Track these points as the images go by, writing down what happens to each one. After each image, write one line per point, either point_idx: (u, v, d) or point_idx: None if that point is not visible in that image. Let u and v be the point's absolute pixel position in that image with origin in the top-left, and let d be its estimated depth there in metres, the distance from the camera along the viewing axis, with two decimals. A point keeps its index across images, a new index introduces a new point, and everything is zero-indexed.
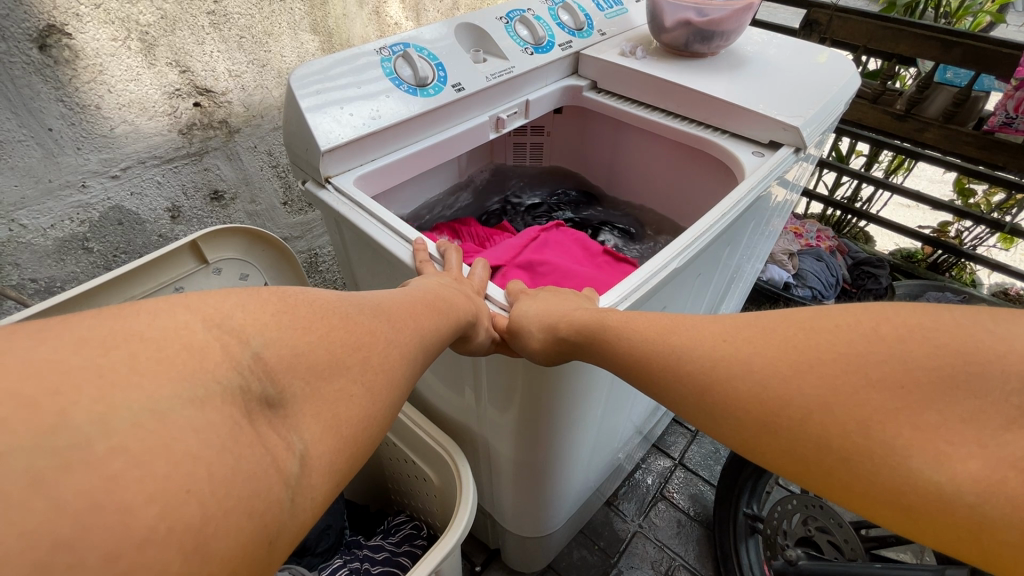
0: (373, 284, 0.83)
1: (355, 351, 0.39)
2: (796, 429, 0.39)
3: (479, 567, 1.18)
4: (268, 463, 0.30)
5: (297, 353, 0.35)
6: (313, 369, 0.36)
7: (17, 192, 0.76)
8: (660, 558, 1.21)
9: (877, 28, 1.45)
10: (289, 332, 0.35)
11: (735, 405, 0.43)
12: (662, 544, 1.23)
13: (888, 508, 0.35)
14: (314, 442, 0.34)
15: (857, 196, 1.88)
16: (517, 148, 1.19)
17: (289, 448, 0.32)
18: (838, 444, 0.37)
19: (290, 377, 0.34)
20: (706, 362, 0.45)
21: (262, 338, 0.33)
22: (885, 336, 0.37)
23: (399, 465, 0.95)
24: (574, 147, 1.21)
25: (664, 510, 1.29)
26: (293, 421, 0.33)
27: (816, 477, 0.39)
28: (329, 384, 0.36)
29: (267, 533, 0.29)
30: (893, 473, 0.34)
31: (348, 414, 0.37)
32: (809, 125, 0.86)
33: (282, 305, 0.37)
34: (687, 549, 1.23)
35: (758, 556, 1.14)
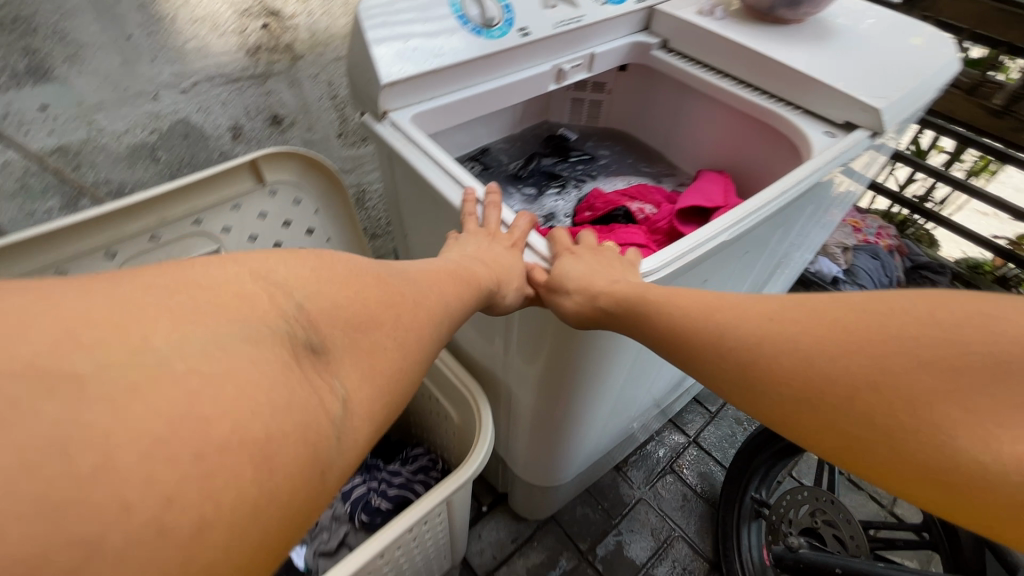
0: (426, 230, 0.85)
1: (389, 311, 0.41)
2: (839, 405, 0.40)
3: (486, 508, 1.24)
4: (316, 399, 0.31)
5: (335, 308, 0.37)
6: (352, 323, 0.37)
7: (96, 94, 0.81)
8: (660, 527, 1.24)
9: (994, 10, 1.34)
10: (329, 289, 0.38)
11: (778, 377, 0.44)
12: (664, 514, 1.26)
13: (927, 487, 0.36)
14: (354, 388, 0.35)
15: (930, 195, 1.76)
16: (575, 104, 1.17)
17: (334, 390, 0.33)
18: (884, 423, 0.37)
19: (332, 327, 0.36)
20: (753, 338, 0.46)
21: (304, 292, 0.36)
22: (935, 328, 0.37)
23: (423, 402, 1.00)
24: (634, 108, 1.17)
25: (671, 484, 1.31)
26: (332, 367, 0.34)
27: (858, 456, 0.39)
28: (365, 336, 0.38)
29: (316, 472, 0.29)
30: (936, 448, 0.35)
31: (384, 366, 0.38)
32: (893, 109, 0.80)
33: (319, 269, 0.38)
34: (688, 523, 1.25)
35: (759, 540, 1.15)
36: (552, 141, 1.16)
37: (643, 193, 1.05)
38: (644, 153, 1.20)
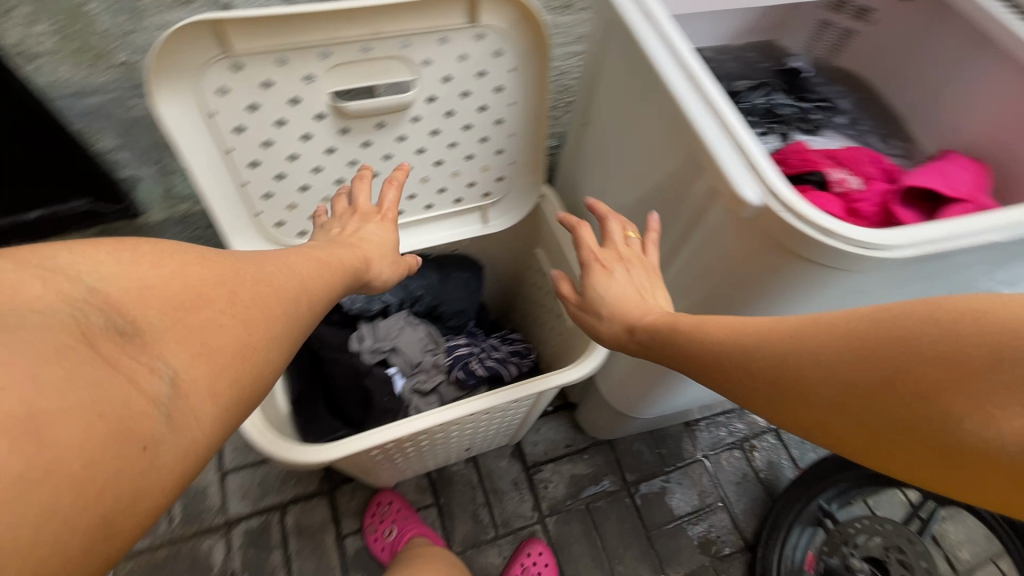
0: (636, 136, 0.70)
1: (241, 304, 0.43)
2: (870, 410, 0.40)
3: (553, 408, 1.33)
4: (124, 384, 0.34)
5: (143, 287, 0.39)
6: (172, 301, 0.39)
7: None
8: (707, 491, 1.26)
9: None
10: (130, 269, 0.39)
11: (811, 391, 0.43)
12: (717, 482, 1.27)
13: (949, 466, 0.36)
14: (184, 366, 0.37)
15: None
16: (821, 25, 0.92)
17: (154, 372, 0.36)
18: (905, 416, 0.37)
19: (143, 309, 0.38)
20: (778, 362, 0.45)
21: (96, 274, 0.37)
22: (891, 338, 0.38)
23: (540, 294, 1.00)
24: (890, 54, 0.89)
25: (735, 458, 1.30)
26: (154, 349, 0.37)
27: (886, 445, 0.40)
28: (194, 314, 0.40)
29: (132, 455, 0.33)
30: (950, 437, 0.35)
31: (218, 340, 0.40)
32: None
33: (172, 266, 0.41)
34: (738, 500, 1.25)
35: (807, 543, 1.14)
36: (787, 74, 0.91)
37: (855, 161, 0.76)
38: (880, 112, 0.92)
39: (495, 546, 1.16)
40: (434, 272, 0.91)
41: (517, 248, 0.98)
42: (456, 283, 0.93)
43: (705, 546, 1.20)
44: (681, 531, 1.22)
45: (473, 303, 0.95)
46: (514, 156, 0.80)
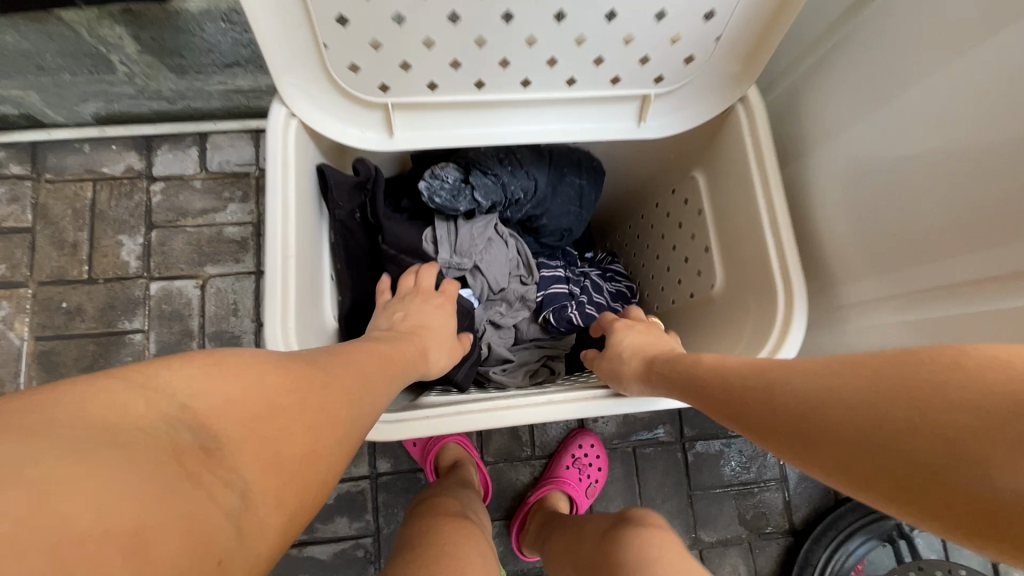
0: (993, 93, 0.45)
1: (306, 406, 0.39)
2: (877, 446, 0.34)
3: None
4: (206, 502, 0.30)
5: (226, 403, 0.34)
6: (247, 415, 0.35)
7: None
8: (768, 467, 1.13)
9: None
10: (216, 381, 0.35)
11: (816, 430, 0.38)
12: (784, 461, 1.14)
13: (977, 528, 0.29)
14: (255, 481, 0.33)
15: None
16: None
17: (228, 485, 0.31)
18: (914, 453, 0.32)
19: (223, 420, 0.34)
20: (791, 402, 0.41)
21: (188, 389, 0.34)
22: (908, 383, 0.33)
23: (673, 225, 0.74)
24: None
25: None
26: (231, 463, 0.32)
27: (904, 496, 0.33)
28: (268, 424, 0.36)
29: (210, 566, 0.28)
30: (973, 481, 0.29)
31: (288, 451, 0.36)
32: None
33: (247, 375, 0.37)
34: (800, 484, 1.13)
35: (864, 553, 1.03)
36: None
37: None
38: None
39: (528, 465, 1.09)
40: (546, 175, 0.73)
41: (676, 159, 0.70)
42: (567, 192, 0.74)
43: (748, 520, 1.11)
44: (727, 499, 1.12)
45: (582, 223, 0.79)
46: (728, 29, 0.50)
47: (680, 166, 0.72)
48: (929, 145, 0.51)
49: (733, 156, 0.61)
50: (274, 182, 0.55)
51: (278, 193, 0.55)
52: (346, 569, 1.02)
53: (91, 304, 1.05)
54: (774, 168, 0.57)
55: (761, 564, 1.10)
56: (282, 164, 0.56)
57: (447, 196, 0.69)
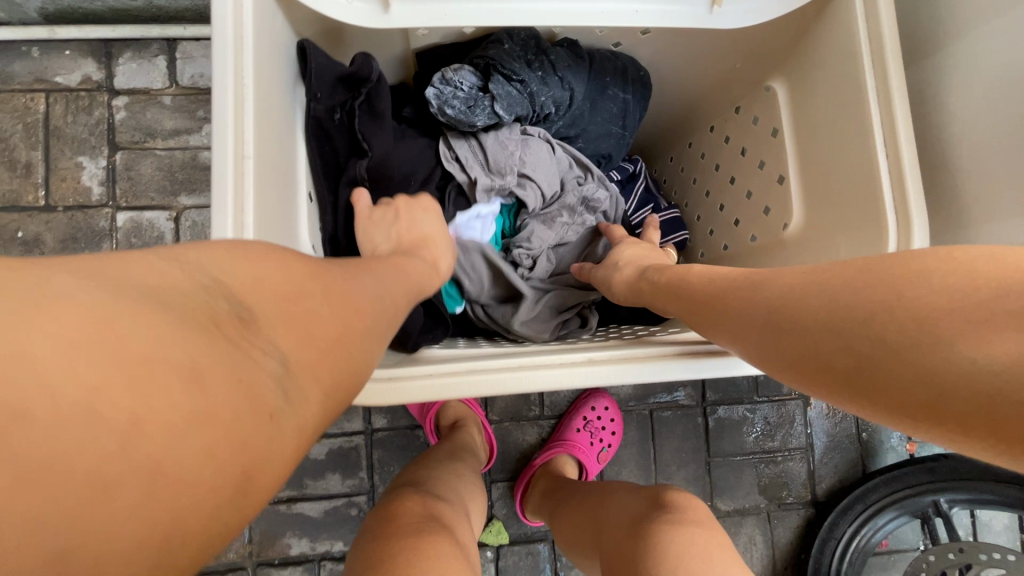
0: None
1: (345, 310, 0.33)
2: (851, 334, 0.34)
3: None
4: (242, 364, 0.25)
5: (261, 282, 0.29)
6: (283, 296, 0.29)
7: None
8: (793, 435, 1.05)
9: None
10: (251, 262, 0.29)
11: (793, 324, 0.38)
12: (809, 431, 1.05)
13: (931, 406, 0.30)
14: (293, 353, 0.28)
15: None
16: None
17: (264, 354, 0.26)
18: (888, 338, 0.32)
19: (260, 296, 0.28)
20: (776, 298, 0.40)
21: (223, 267, 0.28)
22: (881, 277, 0.34)
23: (738, 151, 0.67)
24: None
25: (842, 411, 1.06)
26: (266, 334, 0.27)
27: (866, 385, 0.33)
28: (300, 306, 0.30)
29: (243, 432, 0.24)
30: (928, 363, 0.30)
31: (326, 334, 0.30)
32: None
33: (277, 275, 0.30)
34: (825, 456, 1.05)
35: (891, 528, 0.96)
36: None
37: None
38: None
39: (535, 425, 1.00)
40: (588, 79, 0.66)
41: (758, 65, 0.61)
42: (608, 106, 0.69)
43: (768, 489, 1.04)
44: (747, 467, 1.04)
45: (623, 144, 0.74)
46: None
47: (755, 78, 0.63)
48: None
49: (836, 61, 0.53)
50: (225, 75, 0.45)
51: (230, 86, 0.45)
52: (339, 527, 0.95)
53: (49, 234, 0.92)
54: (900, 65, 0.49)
55: (778, 535, 1.03)
56: (236, 58, 0.46)
57: (460, 103, 0.62)
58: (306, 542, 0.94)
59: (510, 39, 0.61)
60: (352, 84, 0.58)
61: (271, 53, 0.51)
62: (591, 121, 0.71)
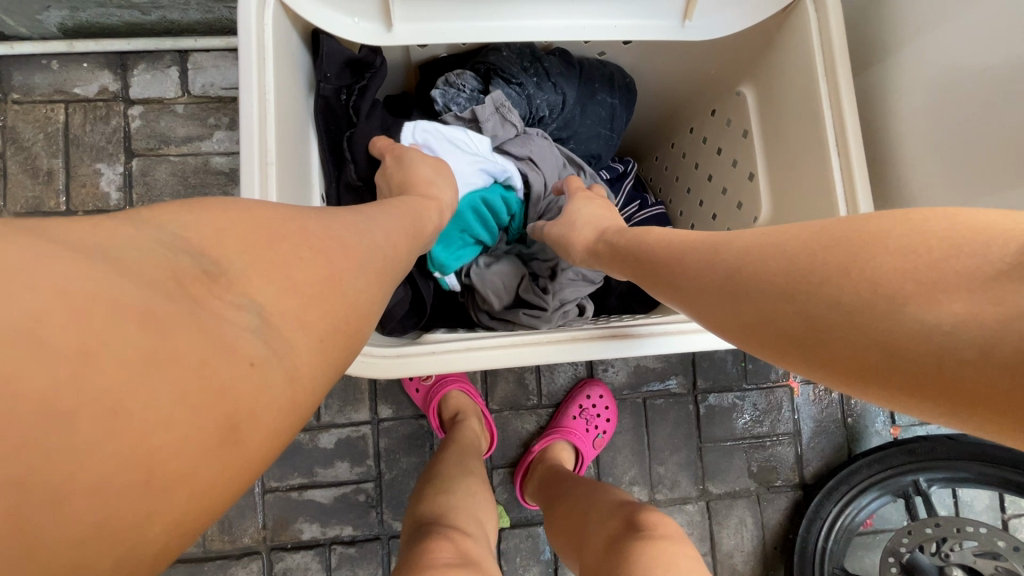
0: None
1: (329, 256, 0.34)
2: (814, 299, 0.35)
3: None
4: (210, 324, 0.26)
5: (222, 232, 0.30)
6: (251, 246, 0.31)
7: None
8: (781, 421, 1.10)
9: None
10: (212, 218, 0.31)
11: (755, 287, 0.39)
12: (797, 417, 1.10)
13: (890, 371, 0.31)
14: (271, 302, 0.29)
15: None
16: None
17: (237, 309, 0.28)
18: (849, 302, 0.33)
19: (228, 251, 0.29)
20: (738, 261, 0.42)
21: (181, 224, 0.29)
22: (842, 241, 0.35)
23: (713, 150, 0.72)
24: None
25: (827, 397, 1.11)
26: (239, 288, 0.29)
27: (825, 348, 0.35)
28: (272, 250, 0.31)
29: (229, 394, 0.26)
30: (884, 325, 0.32)
31: (304, 276, 0.32)
32: None
33: (303, 231, 0.33)
34: (813, 441, 1.10)
35: (874, 507, 1.01)
36: None
37: None
38: None
39: (534, 414, 1.05)
40: (576, 85, 0.71)
41: (728, 70, 0.66)
42: (597, 111, 0.73)
43: (757, 473, 1.08)
44: (737, 452, 1.09)
45: (612, 144, 0.78)
46: None
47: (727, 82, 0.67)
48: (985, 61, 0.50)
49: (797, 66, 0.57)
50: (248, 72, 0.50)
51: (253, 91, 0.50)
52: (348, 512, 1.00)
53: None
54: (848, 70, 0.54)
55: (767, 517, 1.08)
56: (258, 57, 0.51)
57: (464, 100, 0.69)
58: (317, 527, 0.99)
59: (507, 48, 0.68)
60: (358, 69, 0.63)
61: (287, 52, 0.55)
62: (582, 124, 0.76)
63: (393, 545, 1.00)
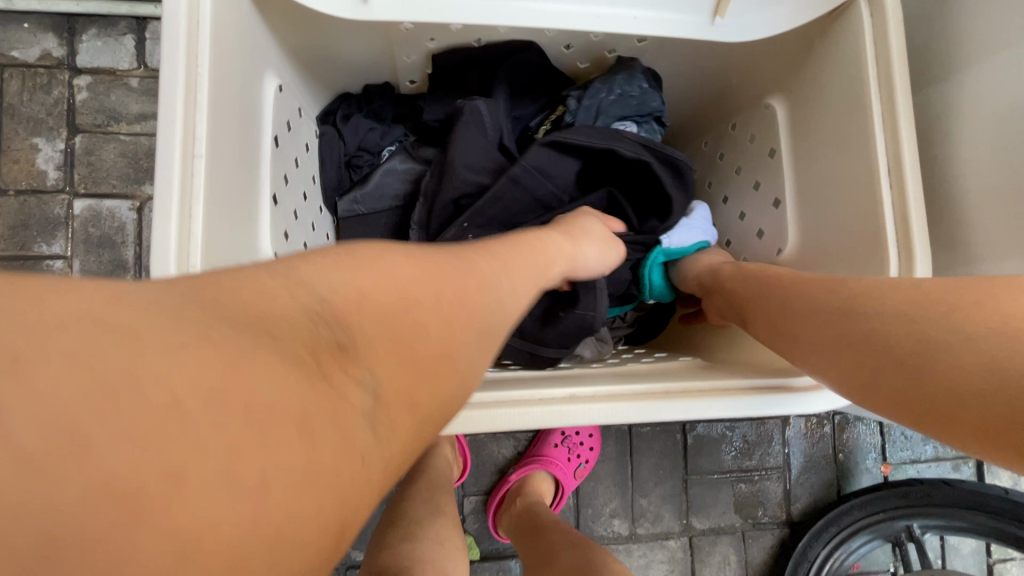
0: None
1: (449, 316, 0.29)
2: (910, 344, 0.38)
3: None
4: (328, 404, 0.21)
5: (363, 296, 0.25)
6: (383, 309, 0.26)
7: None
8: (771, 454, 1.04)
9: None
10: (348, 270, 0.26)
11: (850, 328, 0.42)
12: (787, 450, 1.05)
13: (981, 421, 0.33)
14: (386, 379, 0.24)
15: None
16: None
17: (357, 384, 0.22)
18: (954, 352, 0.35)
19: (361, 319, 0.24)
20: (844, 303, 0.44)
21: (329, 282, 0.24)
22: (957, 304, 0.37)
23: (733, 167, 0.66)
24: None
25: (820, 431, 1.05)
26: (365, 359, 0.23)
27: (912, 391, 0.37)
28: (404, 315, 0.26)
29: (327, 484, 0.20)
30: (989, 381, 0.33)
31: (424, 348, 0.26)
32: None
33: (414, 263, 0.30)
34: (804, 475, 1.04)
35: (864, 551, 0.96)
36: None
37: None
38: None
39: (511, 438, 0.97)
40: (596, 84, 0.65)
41: (756, 76, 0.60)
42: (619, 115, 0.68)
43: (742, 507, 1.03)
44: (724, 485, 1.03)
45: None
46: None
47: (755, 91, 0.61)
48: None
49: (844, 80, 0.51)
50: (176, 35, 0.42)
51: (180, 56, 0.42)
52: None
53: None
54: (907, 88, 0.47)
55: (751, 555, 1.02)
56: (190, 19, 0.43)
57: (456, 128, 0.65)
58: None
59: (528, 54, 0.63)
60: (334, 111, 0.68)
61: (234, 16, 0.47)
62: None
63: None
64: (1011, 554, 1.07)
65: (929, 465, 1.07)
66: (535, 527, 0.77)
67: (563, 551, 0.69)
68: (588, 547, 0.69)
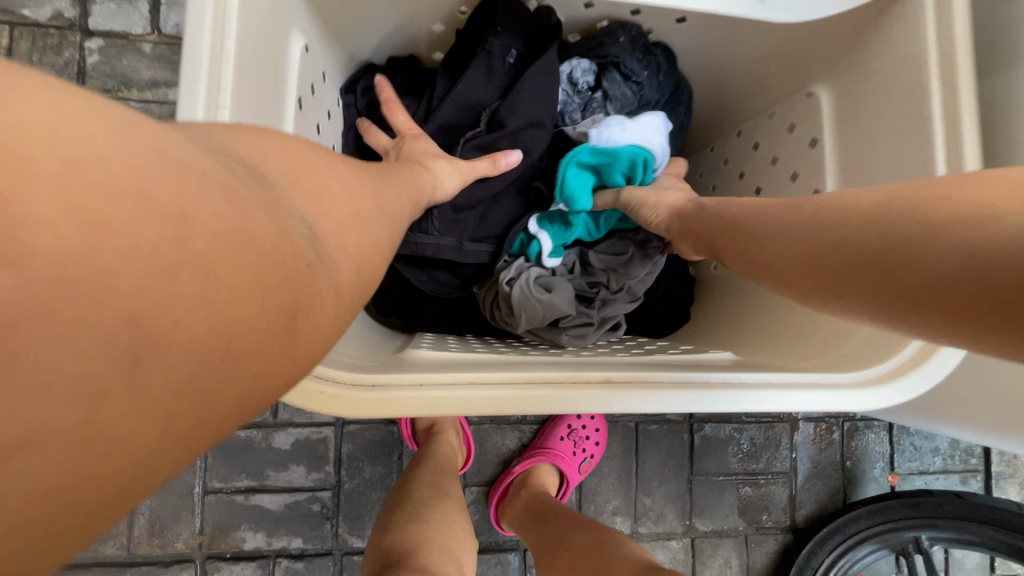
0: None
1: (361, 199, 0.31)
2: (874, 235, 0.34)
3: None
4: (266, 230, 0.23)
5: (267, 150, 0.27)
6: (297, 169, 0.28)
7: None
8: (778, 459, 1.02)
9: None
10: (258, 135, 0.28)
11: (809, 233, 0.39)
12: (795, 454, 1.03)
13: (947, 293, 0.30)
14: (315, 222, 0.27)
15: None
16: None
17: (292, 226, 0.25)
18: (914, 229, 0.32)
19: (272, 165, 0.26)
20: (796, 215, 0.42)
21: (235, 142, 0.26)
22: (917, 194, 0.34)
23: (771, 159, 0.65)
24: None
25: (829, 437, 1.04)
26: (286, 196, 0.26)
27: (878, 280, 0.33)
28: (315, 174, 0.29)
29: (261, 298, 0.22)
30: (953, 246, 0.30)
31: (338, 202, 0.29)
32: None
33: (321, 152, 0.31)
34: (811, 481, 1.03)
35: (869, 560, 0.94)
36: None
37: None
38: None
39: (516, 430, 0.95)
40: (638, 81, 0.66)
41: (801, 60, 0.59)
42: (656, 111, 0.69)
43: (747, 511, 1.01)
44: (729, 487, 1.01)
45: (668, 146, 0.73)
46: None
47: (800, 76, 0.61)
48: None
49: (901, 68, 0.51)
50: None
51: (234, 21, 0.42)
52: (299, 523, 0.89)
53: None
54: (970, 79, 0.47)
55: (753, 559, 1.01)
56: None
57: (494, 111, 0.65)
58: (262, 537, 0.88)
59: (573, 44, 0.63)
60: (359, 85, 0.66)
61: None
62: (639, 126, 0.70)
63: (347, 562, 0.89)
64: (1015, 571, 1.05)
65: (938, 476, 1.05)
66: (543, 515, 0.76)
67: (575, 535, 0.68)
68: (601, 535, 0.68)
